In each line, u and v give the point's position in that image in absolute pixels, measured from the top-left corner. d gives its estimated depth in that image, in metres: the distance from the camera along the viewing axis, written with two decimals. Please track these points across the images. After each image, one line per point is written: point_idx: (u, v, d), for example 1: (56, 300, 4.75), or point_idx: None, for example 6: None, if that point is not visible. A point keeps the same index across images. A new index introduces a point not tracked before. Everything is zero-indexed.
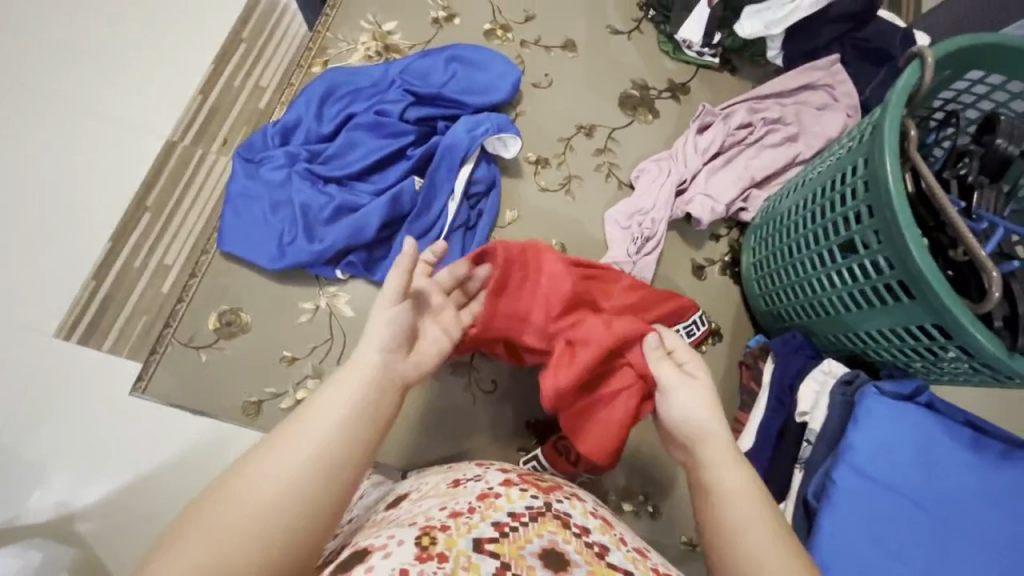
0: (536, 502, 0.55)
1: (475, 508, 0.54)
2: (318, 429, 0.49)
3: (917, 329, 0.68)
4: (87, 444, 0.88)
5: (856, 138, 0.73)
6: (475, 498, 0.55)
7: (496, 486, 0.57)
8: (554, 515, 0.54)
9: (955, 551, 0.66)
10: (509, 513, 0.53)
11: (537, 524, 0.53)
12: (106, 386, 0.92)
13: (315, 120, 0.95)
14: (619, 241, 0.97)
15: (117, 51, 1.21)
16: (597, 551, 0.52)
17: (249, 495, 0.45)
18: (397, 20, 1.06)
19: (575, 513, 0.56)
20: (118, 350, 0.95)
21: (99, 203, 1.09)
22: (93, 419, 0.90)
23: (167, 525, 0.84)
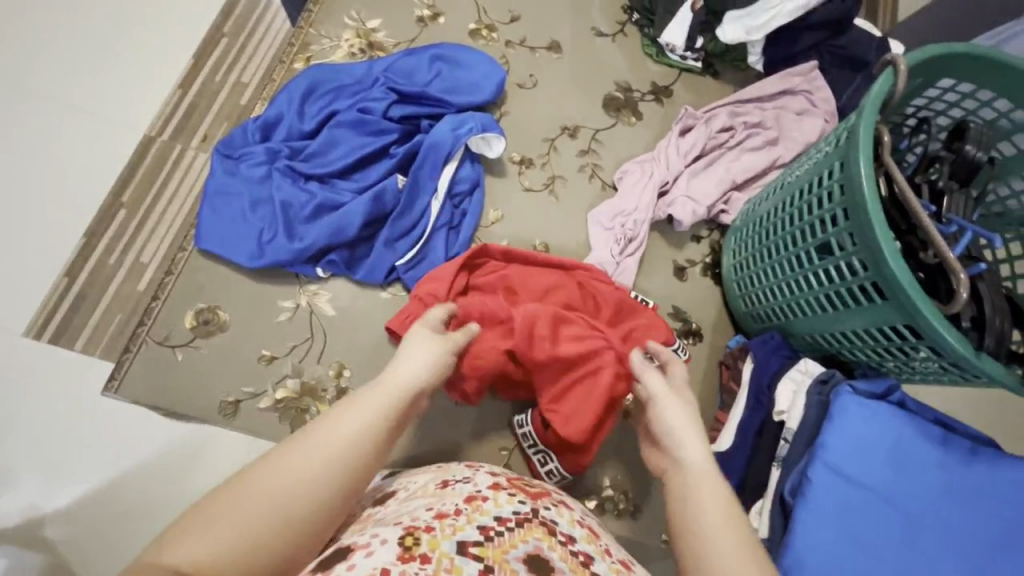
0: (524, 507, 0.55)
1: (462, 509, 0.53)
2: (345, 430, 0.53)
3: (890, 330, 0.69)
4: (53, 445, 0.85)
5: (832, 143, 0.75)
6: (462, 500, 0.55)
7: (484, 489, 0.57)
8: (541, 522, 0.54)
9: (925, 548, 0.68)
10: (495, 518, 0.53)
11: (523, 530, 0.53)
12: (77, 386, 0.90)
13: (297, 117, 0.93)
14: (602, 242, 0.97)
15: (93, 42, 1.18)
16: (583, 561, 0.52)
17: (270, 485, 0.48)
18: (382, 17, 1.05)
19: (562, 521, 0.56)
20: (91, 349, 0.93)
21: (75, 198, 1.06)
22: (63, 419, 0.87)
23: (136, 532, 0.81)
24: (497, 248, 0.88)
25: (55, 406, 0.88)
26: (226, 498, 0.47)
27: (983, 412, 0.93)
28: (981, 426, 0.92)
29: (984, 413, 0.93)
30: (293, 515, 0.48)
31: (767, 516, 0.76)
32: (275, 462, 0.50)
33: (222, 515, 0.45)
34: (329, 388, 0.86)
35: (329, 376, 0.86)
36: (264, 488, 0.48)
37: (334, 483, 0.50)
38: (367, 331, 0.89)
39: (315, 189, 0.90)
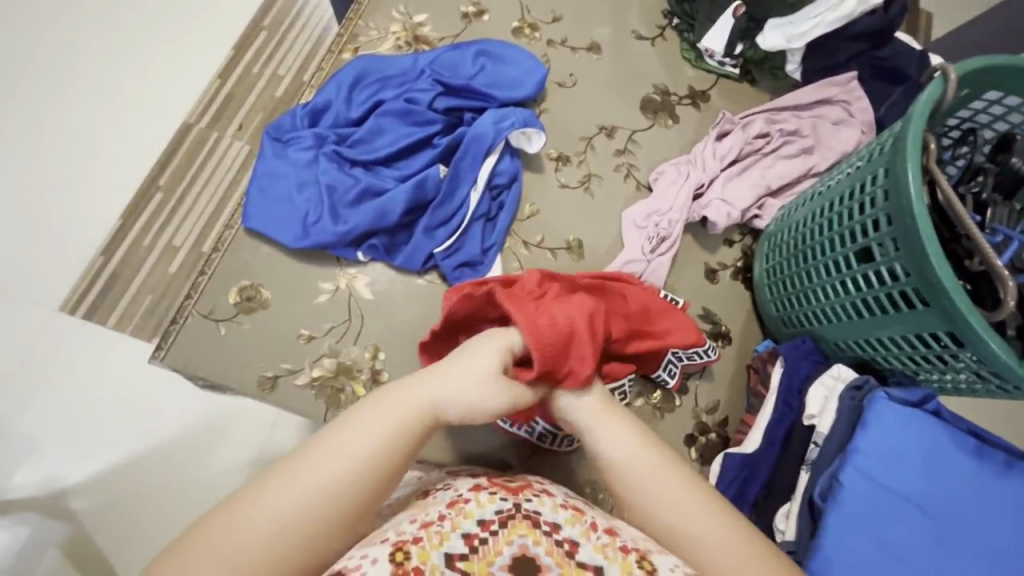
0: (506, 504, 0.57)
1: (446, 515, 0.55)
2: (337, 456, 0.52)
3: (929, 337, 0.69)
4: (112, 395, 1.05)
5: (874, 150, 0.75)
6: (444, 506, 0.56)
7: (465, 493, 0.58)
8: (524, 515, 0.56)
9: (955, 557, 0.67)
10: (478, 522, 0.55)
11: (507, 530, 0.54)
12: (126, 362, 1.07)
13: (345, 105, 0.96)
14: (634, 240, 0.98)
15: (151, 41, 1.30)
16: (568, 550, 0.54)
17: (263, 512, 0.48)
18: (428, 13, 1.07)
19: (544, 509, 0.57)
20: (123, 327, 1.10)
21: (122, 183, 1.20)
22: (121, 377, 1.06)
23: (175, 484, 1.01)
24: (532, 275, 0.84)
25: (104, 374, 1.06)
26: (220, 523, 0.47)
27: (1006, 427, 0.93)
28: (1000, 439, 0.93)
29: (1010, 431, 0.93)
30: (295, 544, 0.48)
31: (795, 518, 0.75)
32: (278, 487, 0.49)
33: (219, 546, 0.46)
34: (364, 370, 0.87)
35: (364, 358, 0.88)
36: (263, 512, 0.48)
37: (338, 508, 0.50)
38: (401, 316, 0.90)
39: (359, 176, 0.92)
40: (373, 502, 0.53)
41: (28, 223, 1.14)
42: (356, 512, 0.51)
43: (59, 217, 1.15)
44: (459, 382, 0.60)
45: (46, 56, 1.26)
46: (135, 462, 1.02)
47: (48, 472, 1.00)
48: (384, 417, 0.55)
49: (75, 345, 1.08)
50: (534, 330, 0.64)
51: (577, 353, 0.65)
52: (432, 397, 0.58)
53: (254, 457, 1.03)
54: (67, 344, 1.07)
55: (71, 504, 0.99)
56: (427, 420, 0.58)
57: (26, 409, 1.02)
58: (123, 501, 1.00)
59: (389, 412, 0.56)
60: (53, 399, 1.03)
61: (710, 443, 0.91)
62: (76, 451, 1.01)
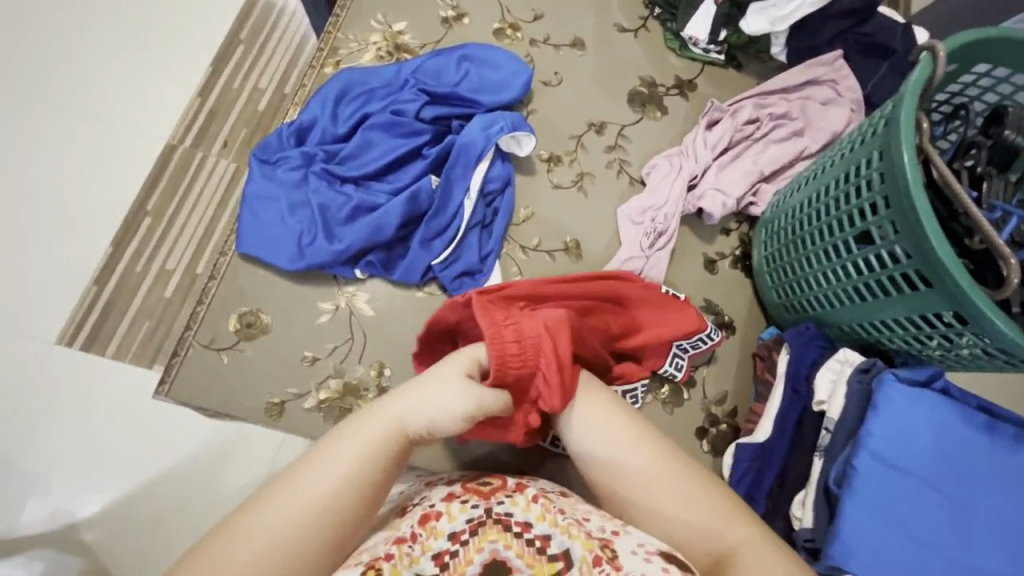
0: (477, 511, 0.57)
1: (417, 534, 0.55)
2: (323, 476, 0.51)
3: (933, 317, 0.69)
4: (116, 427, 1.04)
5: (868, 132, 0.75)
6: (417, 521, 0.56)
7: (438, 504, 0.57)
8: (495, 520, 0.56)
9: (973, 533, 0.68)
10: (450, 536, 0.55)
11: (477, 537, 0.55)
12: (130, 393, 1.06)
13: (331, 120, 0.95)
14: (631, 237, 0.98)
15: (127, 62, 1.28)
16: (539, 547, 0.55)
17: (256, 534, 0.47)
18: (407, 20, 1.06)
19: (516, 510, 0.57)
20: (121, 357, 1.09)
21: (108, 210, 1.18)
22: (127, 409, 1.05)
23: (186, 511, 1.00)
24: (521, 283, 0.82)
25: (108, 406, 1.05)
26: (217, 545, 0.47)
27: (1009, 396, 0.94)
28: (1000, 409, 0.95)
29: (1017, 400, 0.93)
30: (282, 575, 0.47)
31: (812, 507, 0.75)
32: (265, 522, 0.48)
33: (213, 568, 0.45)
34: (371, 388, 0.87)
35: (369, 376, 0.87)
36: (249, 542, 0.47)
37: (325, 534, 0.50)
38: (403, 330, 0.90)
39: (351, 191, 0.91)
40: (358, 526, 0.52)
41: (14, 258, 1.12)
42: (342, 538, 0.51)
43: (47, 249, 1.14)
44: (438, 391, 0.59)
45: (23, 86, 1.24)
46: (145, 493, 1.01)
47: (59, 507, 0.99)
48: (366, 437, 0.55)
49: (75, 377, 1.06)
50: (498, 340, 0.63)
51: (543, 369, 0.63)
52: (406, 408, 0.58)
53: (264, 478, 1.03)
54: (66, 377, 1.06)
55: (83, 538, 0.98)
56: (407, 433, 0.58)
57: (28, 446, 1.02)
58: (136, 532, 0.99)
59: (374, 424, 0.56)
60: (57, 434, 1.02)
61: (721, 434, 0.92)
62: (84, 485, 1.01)
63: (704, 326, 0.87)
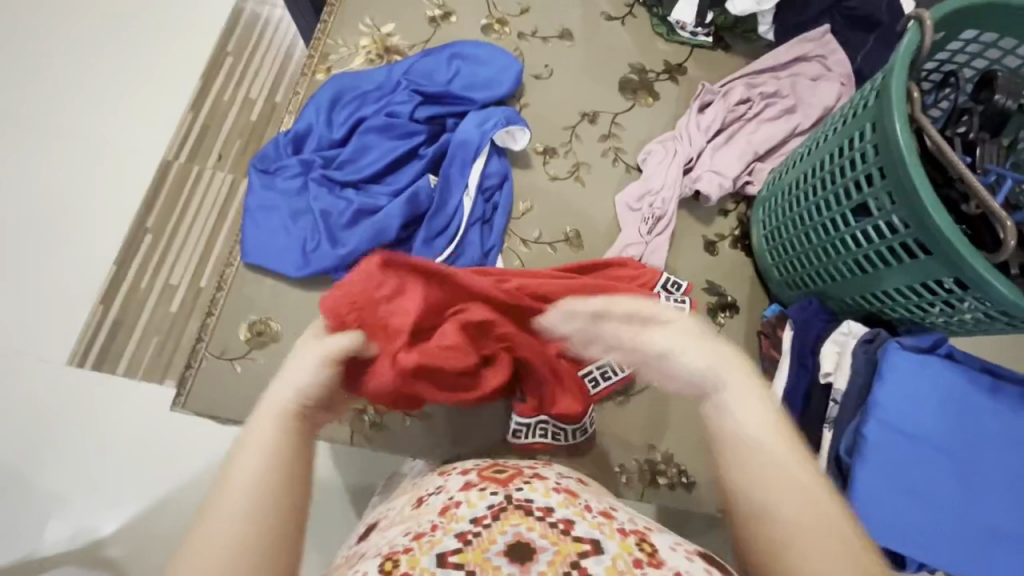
0: (497, 498, 0.56)
1: (438, 524, 0.54)
2: (233, 492, 0.43)
3: (934, 284, 0.70)
4: (132, 441, 1.05)
5: (860, 104, 0.76)
6: (437, 514, 0.56)
7: (456, 495, 0.57)
8: (516, 506, 0.54)
9: (983, 493, 0.70)
10: (472, 520, 0.54)
11: (501, 521, 0.53)
12: (144, 408, 1.08)
13: (326, 126, 0.96)
14: (631, 223, 0.98)
15: (116, 81, 1.29)
16: (562, 528, 0.52)
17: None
18: (394, 22, 1.06)
19: (536, 496, 0.56)
20: (133, 373, 1.10)
21: (110, 229, 1.19)
22: (142, 424, 1.06)
23: None
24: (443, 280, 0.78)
25: (123, 421, 1.06)
26: None
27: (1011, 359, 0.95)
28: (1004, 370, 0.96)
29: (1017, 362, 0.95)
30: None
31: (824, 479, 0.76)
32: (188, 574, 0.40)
33: None
34: None
35: None
36: None
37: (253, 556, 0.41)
38: None
39: (351, 195, 0.92)
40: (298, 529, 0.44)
41: (21, 282, 1.14)
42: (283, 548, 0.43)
43: (53, 271, 1.15)
44: (305, 366, 0.52)
45: (18, 111, 1.25)
46: (167, 505, 1.02)
47: (82, 522, 1.01)
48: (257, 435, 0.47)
49: (90, 395, 1.08)
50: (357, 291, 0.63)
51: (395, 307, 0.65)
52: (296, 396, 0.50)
53: None
54: (79, 397, 1.08)
55: (108, 553, 1.00)
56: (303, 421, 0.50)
57: (48, 465, 1.03)
58: (160, 543, 1.01)
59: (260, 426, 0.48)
60: (74, 452, 1.04)
61: None
62: (106, 500, 1.02)
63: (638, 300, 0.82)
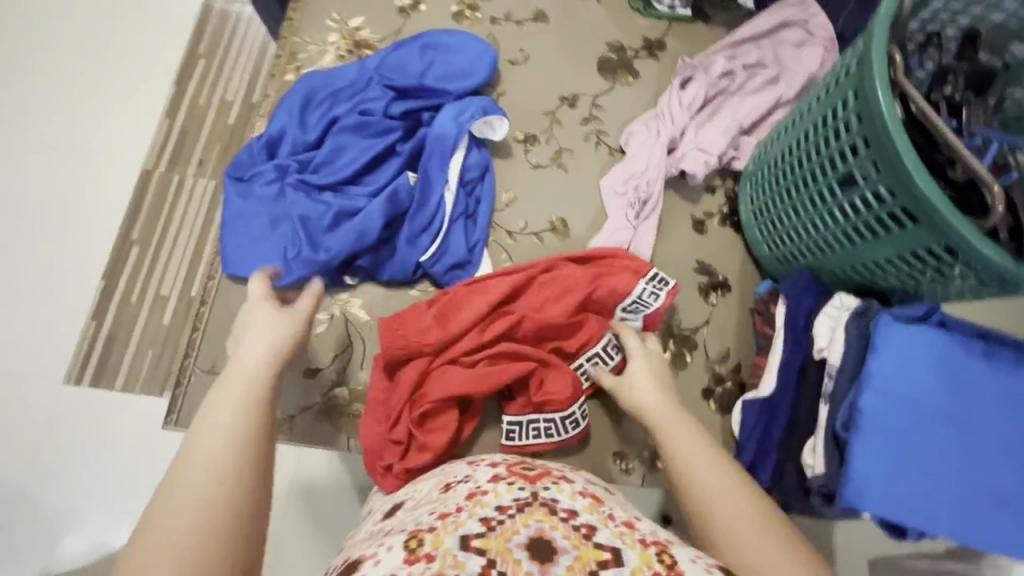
0: (523, 492, 0.55)
1: (463, 507, 0.54)
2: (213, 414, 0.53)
3: (923, 253, 0.69)
4: (134, 457, 1.05)
5: (841, 72, 0.74)
6: (464, 498, 0.56)
7: (484, 484, 0.57)
8: (541, 503, 0.54)
9: (981, 458, 0.70)
10: (497, 509, 0.53)
11: (524, 514, 0.52)
12: (144, 423, 1.07)
13: (299, 129, 0.94)
14: (617, 209, 0.97)
15: (86, 92, 1.26)
16: (585, 533, 0.51)
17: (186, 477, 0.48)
18: (362, 15, 1.03)
19: (561, 497, 0.55)
20: (132, 388, 1.09)
21: (93, 245, 1.17)
22: (143, 439, 1.06)
23: None
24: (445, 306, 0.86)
25: (124, 438, 1.06)
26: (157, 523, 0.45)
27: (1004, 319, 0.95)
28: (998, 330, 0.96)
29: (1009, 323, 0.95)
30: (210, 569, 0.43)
31: (822, 452, 0.75)
32: (156, 531, 0.44)
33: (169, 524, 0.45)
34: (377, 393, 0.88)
35: None
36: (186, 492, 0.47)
37: (228, 503, 0.47)
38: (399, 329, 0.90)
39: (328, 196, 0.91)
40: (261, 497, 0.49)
41: (8, 305, 1.12)
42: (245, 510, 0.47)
43: (40, 291, 1.14)
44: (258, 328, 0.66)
45: None
46: None
47: (92, 542, 1.01)
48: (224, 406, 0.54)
49: (88, 413, 1.07)
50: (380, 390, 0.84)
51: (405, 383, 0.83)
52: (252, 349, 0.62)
53: (285, 492, 1.03)
54: (78, 415, 1.07)
55: None
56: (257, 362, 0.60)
57: (55, 484, 1.03)
58: None
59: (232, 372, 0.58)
60: (81, 470, 1.04)
61: (726, 392, 0.92)
62: (114, 517, 1.02)
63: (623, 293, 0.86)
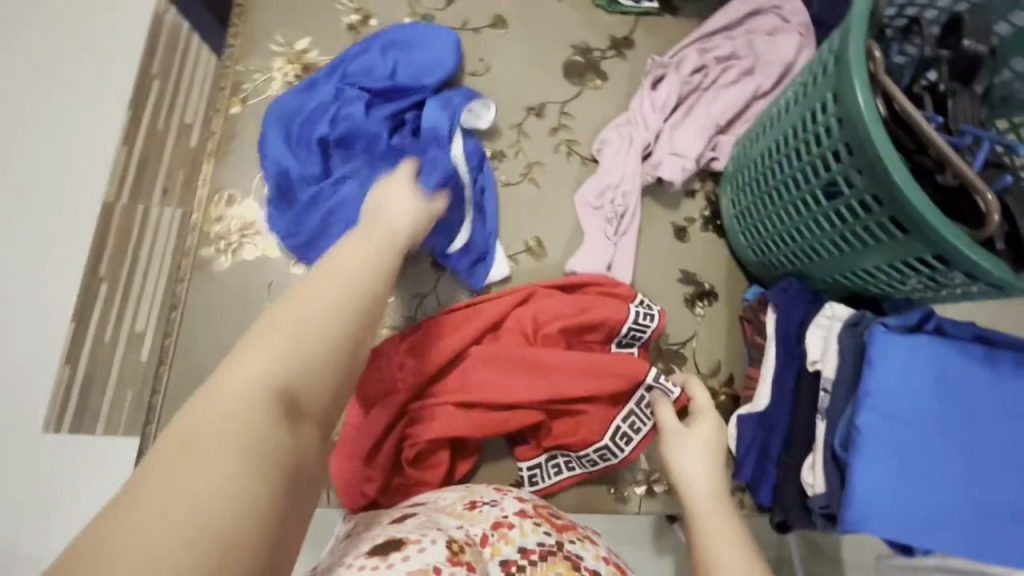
0: (548, 538, 0.53)
1: (489, 537, 0.53)
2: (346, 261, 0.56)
3: (916, 262, 0.65)
4: None
5: (819, 70, 0.69)
6: (489, 526, 0.54)
7: (510, 515, 0.55)
8: (565, 556, 0.52)
9: (984, 469, 0.67)
10: (520, 548, 0.52)
11: (547, 564, 0.51)
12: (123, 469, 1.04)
13: (299, 164, 0.89)
14: (594, 224, 0.92)
15: (28, 124, 1.18)
16: None
17: (313, 295, 0.50)
18: (309, 35, 0.97)
19: (586, 555, 0.53)
20: (115, 429, 1.09)
21: (56, 289, 1.12)
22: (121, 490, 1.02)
23: None
24: (434, 330, 0.83)
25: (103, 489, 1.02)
26: (282, 312, 0.47)
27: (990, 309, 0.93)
28: (986, 320, 0.94)
29: (993, 312, 0.94)
30: (308, 363, 0.45)
31: (822, 471, 0.72)
32: (287, 309, 0.48)
33: (286, 324, 0.46)
34: None
35: None
36: (309, 304, 0.49)
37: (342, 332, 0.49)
38: None
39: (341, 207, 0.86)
40: (368, 331, 0.52)
41: None
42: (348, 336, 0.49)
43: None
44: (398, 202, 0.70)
45: None
46: None
47: None
48: (354, 255, 0.57)
49: (64, 464, 1.03)
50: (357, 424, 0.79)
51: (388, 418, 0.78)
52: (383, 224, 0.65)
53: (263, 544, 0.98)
54: (54, 467, 1.03)
55: None
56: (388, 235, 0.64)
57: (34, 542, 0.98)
58: None
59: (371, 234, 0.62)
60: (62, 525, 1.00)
61: (720, 406, 0.89)
62: None
63: (621, 320, 0.84)
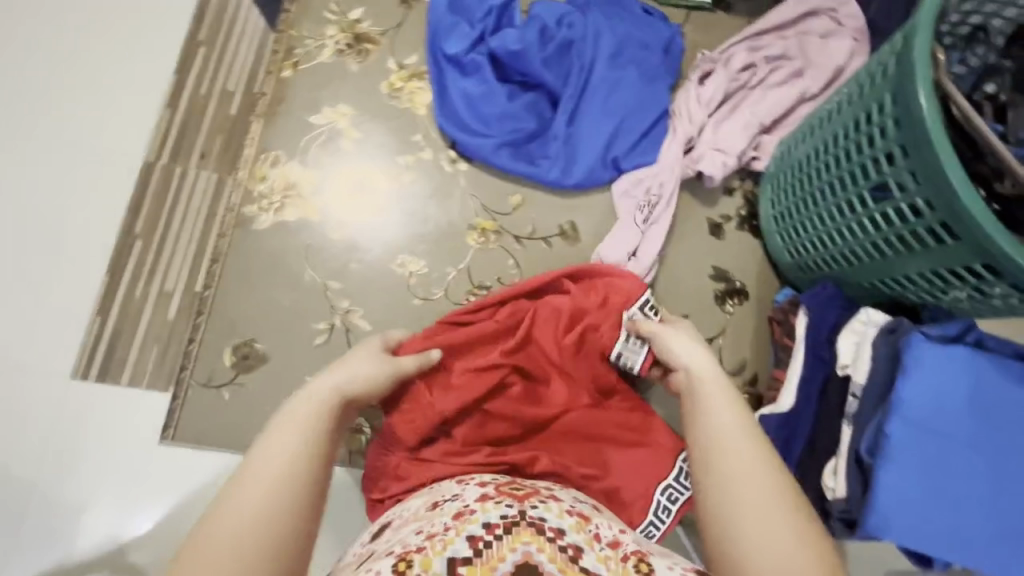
0: (511, 511, 0.50)
1: (450, 525, 0.48)
2: (289, 439, 0.48)
3: (961, 271, 0.64)
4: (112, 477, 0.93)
5: (876, 70, 0.68)
6: (451, 517, 0.50)
7: (472, 503, 0.52)
8: (529, 522, 0.48)
9: (1013, 488, 0.66)
10: (483, 525, 0.48)
11: (511, 536, 0.47)
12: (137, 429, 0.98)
13: (491, 115, 0.93)
14: (627, 212, 0.92)
15: (79, 73, 1.18)
16: (572, 555, 0.46)
17: (245, 500, 0.43)
18: (363, 6, 0.98)
19: (550, 516, 0.50)
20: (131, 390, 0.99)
21: (85, 238, 1.08)
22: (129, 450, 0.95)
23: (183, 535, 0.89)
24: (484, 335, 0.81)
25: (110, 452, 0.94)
26: (207, 535, 0.41)
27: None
28: None
29: None
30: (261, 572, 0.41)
31: (844, 475, 0.71)
32: (206, 541, 0.41)
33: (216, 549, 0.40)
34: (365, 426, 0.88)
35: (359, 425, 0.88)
36: (234, 519, 0.42)
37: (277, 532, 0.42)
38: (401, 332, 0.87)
39: (524, 134, 0.93)
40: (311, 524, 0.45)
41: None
42: (305, 522, 0.44)
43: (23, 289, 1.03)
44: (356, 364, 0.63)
45: None
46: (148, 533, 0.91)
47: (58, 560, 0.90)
48: (294, 424, 0.50)
49: (71, 426, 0.95)
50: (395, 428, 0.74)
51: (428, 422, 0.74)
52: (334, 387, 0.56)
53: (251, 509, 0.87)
54: (67, 433, 0.95)
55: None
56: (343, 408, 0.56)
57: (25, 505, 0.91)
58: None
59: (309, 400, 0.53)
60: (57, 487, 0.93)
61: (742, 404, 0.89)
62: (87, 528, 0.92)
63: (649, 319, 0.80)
